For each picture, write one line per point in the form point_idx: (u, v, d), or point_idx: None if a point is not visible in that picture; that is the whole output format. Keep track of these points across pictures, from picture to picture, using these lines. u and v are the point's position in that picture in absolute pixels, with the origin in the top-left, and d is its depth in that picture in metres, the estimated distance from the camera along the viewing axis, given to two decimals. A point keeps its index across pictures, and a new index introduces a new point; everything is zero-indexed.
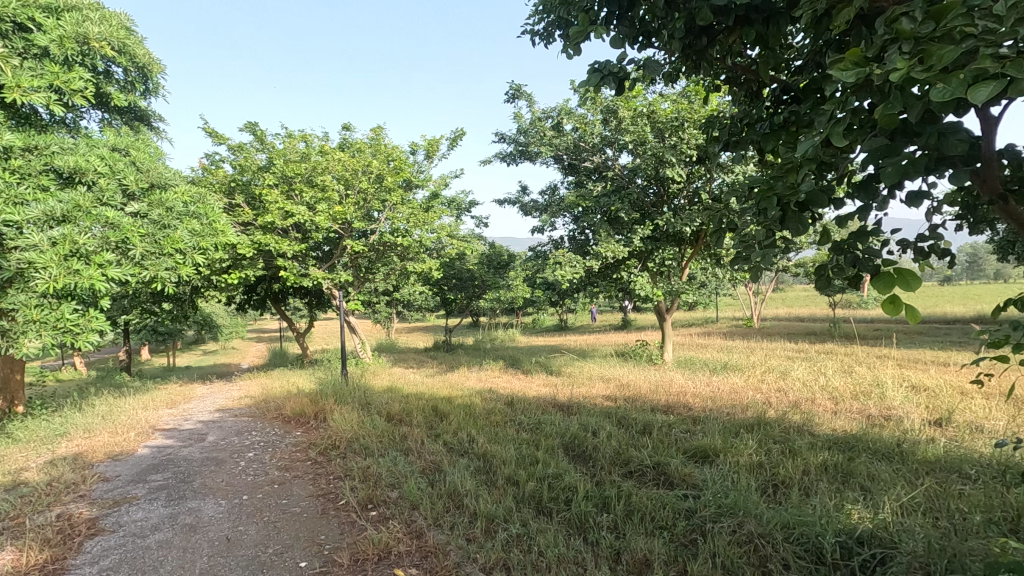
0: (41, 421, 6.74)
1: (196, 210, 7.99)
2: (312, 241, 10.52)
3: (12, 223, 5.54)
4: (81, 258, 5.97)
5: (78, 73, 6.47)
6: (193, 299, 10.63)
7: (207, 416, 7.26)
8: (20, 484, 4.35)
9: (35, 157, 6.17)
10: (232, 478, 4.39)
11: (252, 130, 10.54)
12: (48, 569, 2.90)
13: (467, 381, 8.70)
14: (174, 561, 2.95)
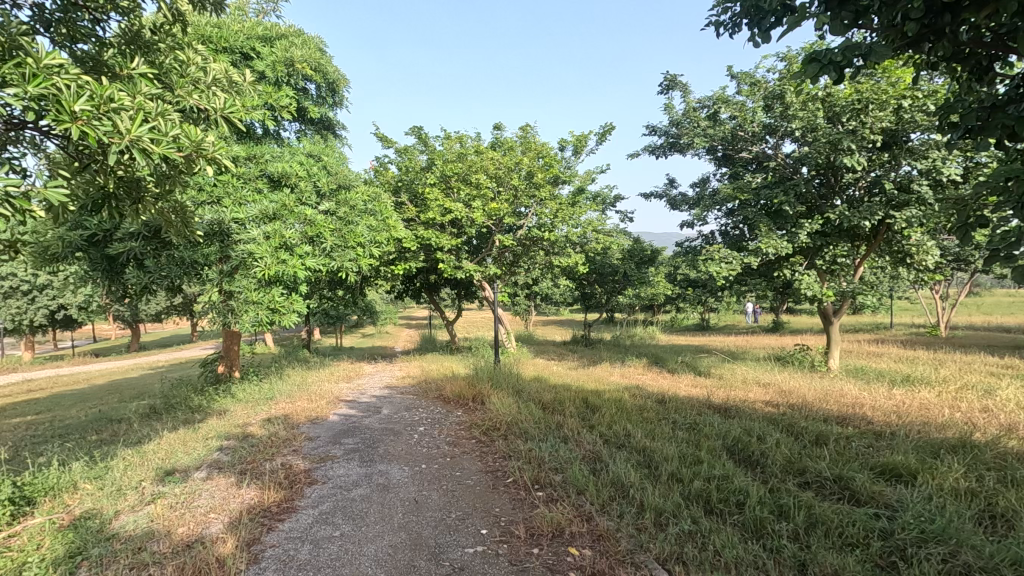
0: (253, 387, 8.06)
1: (373, 208, 8.93)
2: (465, 235, 11.21)
3: (238, 220, 6.70)
4: (287, 250, 6.99)
5: (285, 91, 7.57)
6: (363, 287, 11.92)
7: (379, 392, 8.14)
8: (249, 435, 5.29)
9: (254, 165, 7.39)
10: (410, 448, 4.91)
11: (417, 133, 11.52)
12: (283, 506, 3.52)
13: (611, 377, 8.69)
14: (376, 513, 3.40)
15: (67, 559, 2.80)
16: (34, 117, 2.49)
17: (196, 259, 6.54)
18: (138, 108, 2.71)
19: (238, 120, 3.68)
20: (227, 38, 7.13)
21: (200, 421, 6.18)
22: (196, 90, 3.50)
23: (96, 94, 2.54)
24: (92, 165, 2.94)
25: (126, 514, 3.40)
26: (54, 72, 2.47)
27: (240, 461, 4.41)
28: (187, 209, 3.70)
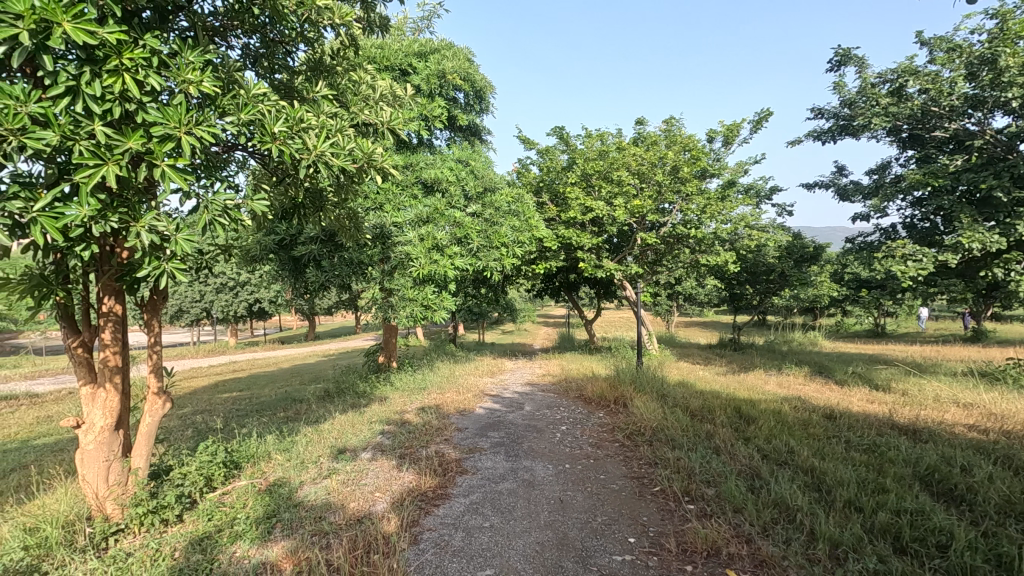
0: (408, 376, 8.74)
1: (517, 209, 9.14)
2: (606, 234, 11.03)
3: (397, 224, 7.31)
4: (439, 251, 7.44)
5: (437, 102, 8.08)
6: (505, 286, 12.32)
7: (521, 388, 8.35)
8: (406, 422, 5.74)
9: (411, 173, 8.00)
10: (553, 446, 4.94)
11: (558, 133, 11.62)
12: (437, 492, 3.74)
13: (766, 385, 7.96)
14: (522, 509, 3.46)
15: (265, 519, 3.25)
16: (244, 140, 2.92)
17: (362, 260, 7.27)
18: (321, 126, 3.06)
19: (400, 131, 4.00)
20: (388, 57, 7.84)
21: (365, 405, 6.86)
22: (367, 107, 3.86)
23: (289, 117, 2.92)
24: (286, 179, 3.37)
25: (309, 485, 3.86)
26: (259, 100, 2.88)
27: (400, 445, 4.80)
28: (358, 215, 4.11)
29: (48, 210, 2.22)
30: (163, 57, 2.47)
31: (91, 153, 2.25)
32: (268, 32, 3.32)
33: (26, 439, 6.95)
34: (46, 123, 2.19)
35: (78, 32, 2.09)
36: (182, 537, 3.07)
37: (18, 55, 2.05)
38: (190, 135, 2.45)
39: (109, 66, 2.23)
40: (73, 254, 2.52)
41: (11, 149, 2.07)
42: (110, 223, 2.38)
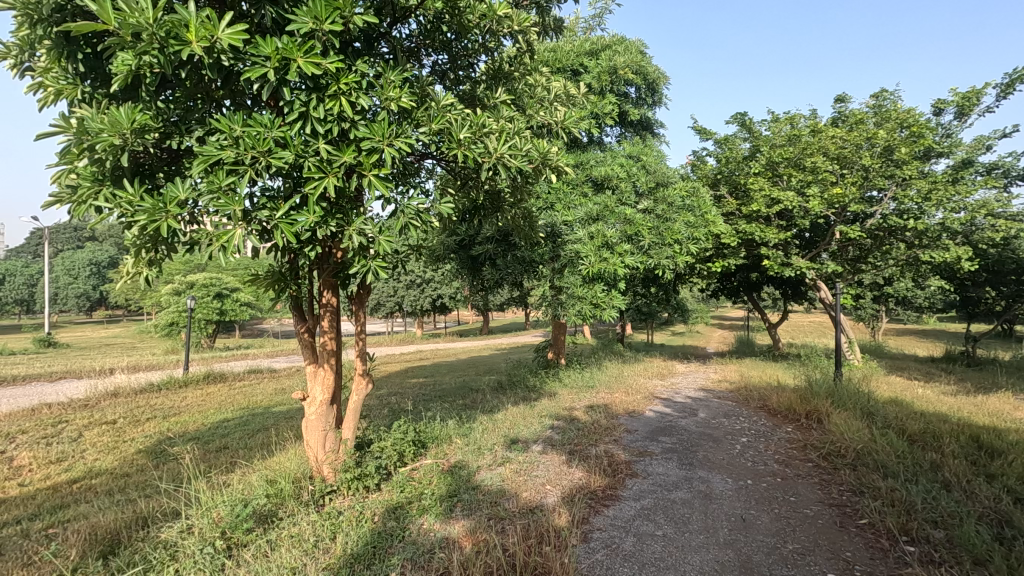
0: (577, 374, 8.82)
1: (692, 204, 8.54)
2: (796, 228, 9.88)
3: (567, 222, 7.44)
4: (608, 249, 7.33)
5: (609, 98, 8.01)
6: (677, 286, 11.72)
7: (694, 393, 7.87)
8: (574, 419, 5.78)
9: (581, 172, 8.06)
10: (733, 459, 4.56)
11: (740, 120, 10.72)
12: (607, 492, 3.69)
13: (1017, 411, 6.40)
14: (699, 522, 3.24)
15: (448, 497, 3.52)
16: (433, 149, 3.18)
17: (534, 258, 7.54)
18: (502, 131, 3.23)
19: (573, 130, 4.04)
20: (560, 59, 8.03)
21: (536, 399, 7.08)
22: (541, 108, 3.99)
23: (474, 124, 3.12)
24: (470, 182, 3.62)
25: (485, 470, 4.10)
26: (448, 110, 3.11)
27: (570, 441, 4.84)
28: (533, 214, 4.25)
29: (286, 217, 2.67)
30: (370, 79, 2.80)
31: (316, 168, 2.64)
32: (454, 47, 3.58)
33: (267, 406, 8.52)
34: (285, 145, 2.63)
35: (308, 65, 2.49)
36: (380, 504, 3.47)
37: (266, 89, 2.50)
38: (391, 146, 2.75)
39: (330, 92, 2.60)
40: (303, 254, 2.99)
41: (261, 169, 2.53)
42: (329, 227, 2.77)
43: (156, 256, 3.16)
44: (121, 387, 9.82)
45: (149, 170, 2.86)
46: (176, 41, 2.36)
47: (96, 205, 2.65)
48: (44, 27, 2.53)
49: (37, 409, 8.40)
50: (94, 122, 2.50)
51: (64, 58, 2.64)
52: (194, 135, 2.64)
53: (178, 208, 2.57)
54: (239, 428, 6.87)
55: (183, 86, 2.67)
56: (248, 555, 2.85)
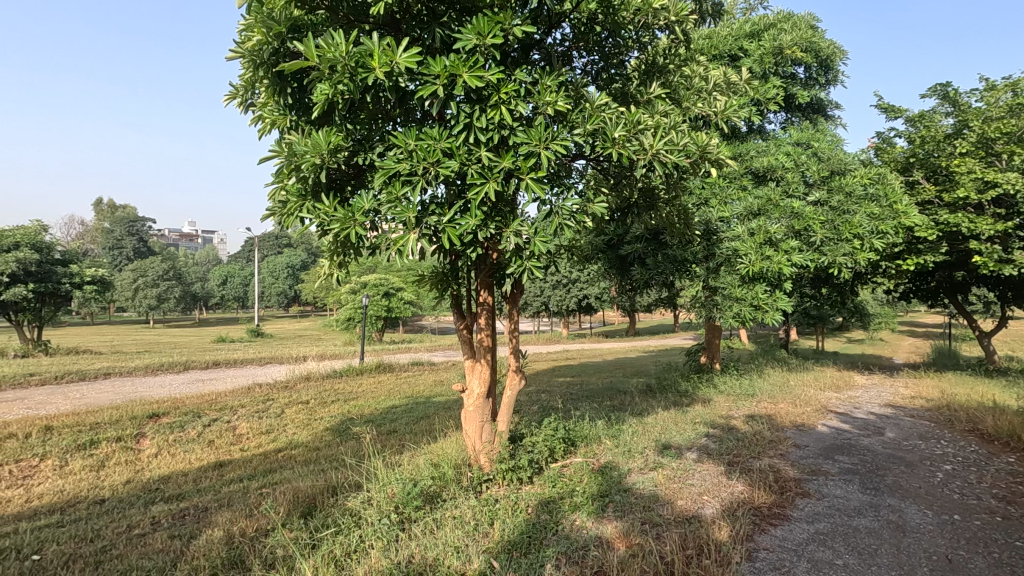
0: (734, 380, 8.23)
1: (876, 192, 7.34)
2: (1019, 216, 8.15)
3: (724, 218, 7.04)
4: (772, 246, 6.74)
5: (772, 82, 7.37)
6: (856, 286, 10.34)
7: (878, 409, 6.89)
8: (733, 428, 5.40)
9: (740, 163, 7.55)
10: (932, 488, 3.92)
11: (940, 92, 9.16)
12: (773, 510, 3.40)
13: None
14: (889, 556, 2.85)
15: (600, 497, 3.52)
16: (587, 149, 3.20)
17: (687, 257, 7.18)
18: (658, 125, 3.14)
19: (735, 119, 3.82)
20: (716, 45, 7.71)
21: (688, 405, 6.75)
22: (699, 99, 3.83)
23: (629, 121, 3.08)
24: (623, 180, 3.57)
25: (636, 474, 4.02)
26: (602, 109, 3.11)
27: (728, 452, 4.55)
28: (689, 210, 4.07)
29: (452, 221, 2.89)
30: (528, 86, 2.92)
31: (478, 174, 2.81)
32: (606, 46, 3.57)
33: (428, 396, 9.27)
34: (452, 155, 2.85)
35: (472, 79, 2.66)
36: (534, 496, 3.59)
37: (436, 104, 2.74)
38: (547, 150, 2.83)
39: (491, 102, 2.76)
40: (466, 255, 3.21)
41: (431, 178, 2.77)
42: (489, 229, 2.94)
43: (344, 258, 3.62)
44: (312, 372, 11.39)
45: (339, 184, 3.29)
46: (363, 70, 2.69)
47: (300, 216, 3.13)
48: (264, 70, 3.06)
49: (252, 388, 10.10)
50: (300, 146, 2.95)
51: (278, 94, 3.16)
52: (376, 151, 2.98)
53: (364, 216, 2.92)
54: (405, 415, 7.58)
55: (367, 109, 3.03)
56: (417, 529, 3.14)
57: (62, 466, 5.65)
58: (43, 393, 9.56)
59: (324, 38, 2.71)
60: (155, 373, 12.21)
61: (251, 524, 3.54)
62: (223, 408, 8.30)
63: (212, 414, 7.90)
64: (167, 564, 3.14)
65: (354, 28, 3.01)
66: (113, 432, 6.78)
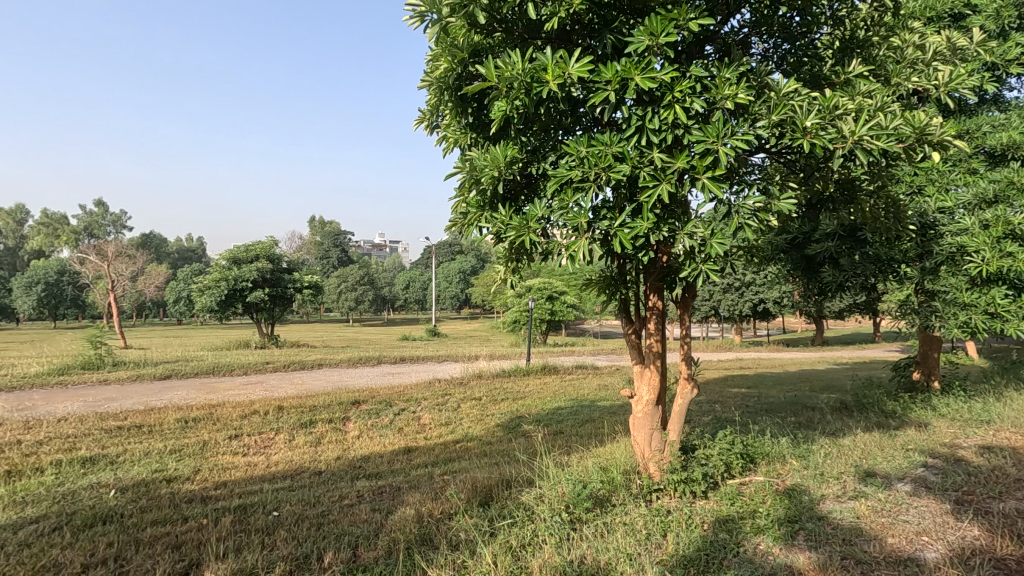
0: (960, 402, 6.85)
1: None
2: None
3: (945, 209, 5.97)
4: (1016, 239, 5.50)
5: (1014, 39, 6.02)
6: None
7: None
8: (961, 459, 4.50)
9: (966, 143, 6.31)
10: None
11: None
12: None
13: None
14: None
15: (787, 522, 3.19)
16: (773, 142, 2.95)
17: (893, 256, 6.12)
18: (861, 108, 2.78)
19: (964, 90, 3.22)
20: (932, 6, 6.54)
21: (896, 428, 5.79)
22: (914, 73, 3.36)
23: (823, 107, 2.77)
24: (816, 172, 3.22)
25: (832, 501, 3.56)
26: (790, 96, 2.85)
27: (955, 488, 3.80)
28: (899, 200, 3.53)
29: (623, 225, 2.87)
30: (705, 82, 2.79)
31: (651, 177, 2.75)
32: (793, 27, 3.26)
33: (593, 399, 9.30)
34: (624, 158, 2.83)
35: (645, 80, 2.63)
36: (710, 513, 3.40)
37: (608, 110, 2.76)
38: (727, 147, 2.67)
39: (665, 102, 2.70)
40: (637, 259, 3.15)
41: (603, 183, 2.78)
42: (662, 232, 2.86)
43: (517, 264, 3.81)
44: (484, 371, 12.16)
45: (514, 194, 3.48)
46: (538, 84, 2.82)
47: (480, 225, 3.37)
48: (449, 94, 3.37)
49: (432, 382, 11.13)
50: (480, 161, 3.18)
51: (460, 114, 3.45)
52: (549, 160, 3.09)
53: (537, 223, 3.04)
54: (571, 417, 7.70)
55: (540, 121, 3.16)
56: (588, 531, 3.18)
57: (291, 440, 6.82)
58: (276, 378, 11.64)
59: (503, 59, 2.89)
60: (355, 365, 14.11)
61: (436, 507, 3.91)
62: (409, 399, 9.29)
63: (401, 405, 8.88)
64: (371, 533, 3.61)
65: (528, 45, 3.17)
66: (327, 414, 8.01)
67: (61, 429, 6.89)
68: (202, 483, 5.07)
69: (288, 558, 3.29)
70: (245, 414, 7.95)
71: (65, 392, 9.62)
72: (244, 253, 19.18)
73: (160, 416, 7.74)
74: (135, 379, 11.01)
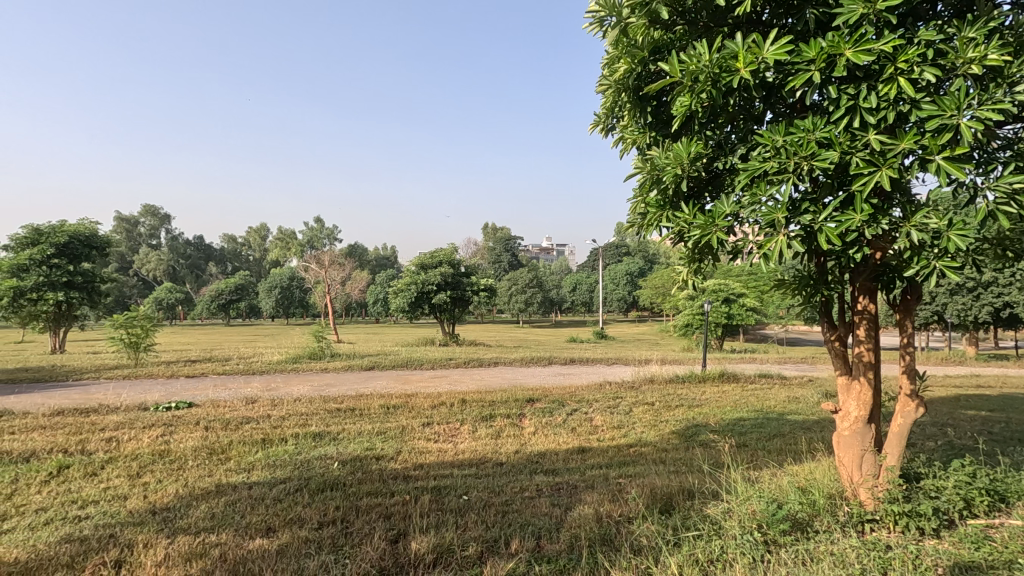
0: None
1: None
2: None
3: None
4: None
5: None
6: None
7: None
8: None
9: None
10: None
11: None
12: None
13: None
14: None
15: None
16: None
17: None
18: None
19: None
20: None
21: None
22: None
23: None
24: None
25: None
26: None
27: None
28: None
29: (829, 218, 2.57)
30: (938, 46, 2.39)
31: (865, 162, 2.43)
32: None
33: (781, 412, 8.45)
34: (831, 144, 2.54)
35: (859, 55, 2.34)
36: (948, 556, 2.86)
37: (811, 92, 2.51)
38: (970, 119, 2.25)
39: (885, 76, 2.37)
40: (846, 256, 2.79)
41: (805, 173, 2.52)
42: (880, 225, 2.50)
43: (699, 264, 3.64)
44: (656, 375, 11.79)
45: (698, 192, 3.32)
46: (727, 73, 2.67)
47: (660, 225, 3.29)
48: (628, 94, 3.35)
49: (603, 384, 11.13)
50: (662, 160, 3.10)
51: (638, 114, 3.40)
52: (739, 153, 2.89)
53: (725, 221, 2.86)
54: (756, 429, 7.09)
55: (727, 112, 2.99)
56: (787, 556, 2.90)
57: (474, 431, 7.37)
58: (458, 374, 12.67)
59: (687, 52, 2.79)
60: (528, 365, 14.71)
61: (615, 508, 3.90)
62: (581, 400, 9.41)
63: (573, 405, 9.05)
64: (553, 526, 3.74)
65: (714, 34, 3.03)
66: (505, 410, 8.49)
67: (297, 407, 8.36)
68: (403, 463, 5.74)
69: (479, 539, 3.57)
70: (434, 404, 8.81)
71: (298, 377, 11.64)
72: (430, 259, 21.23)
73: (368, 401, 8.94)
74: (348, 369, 12.88)
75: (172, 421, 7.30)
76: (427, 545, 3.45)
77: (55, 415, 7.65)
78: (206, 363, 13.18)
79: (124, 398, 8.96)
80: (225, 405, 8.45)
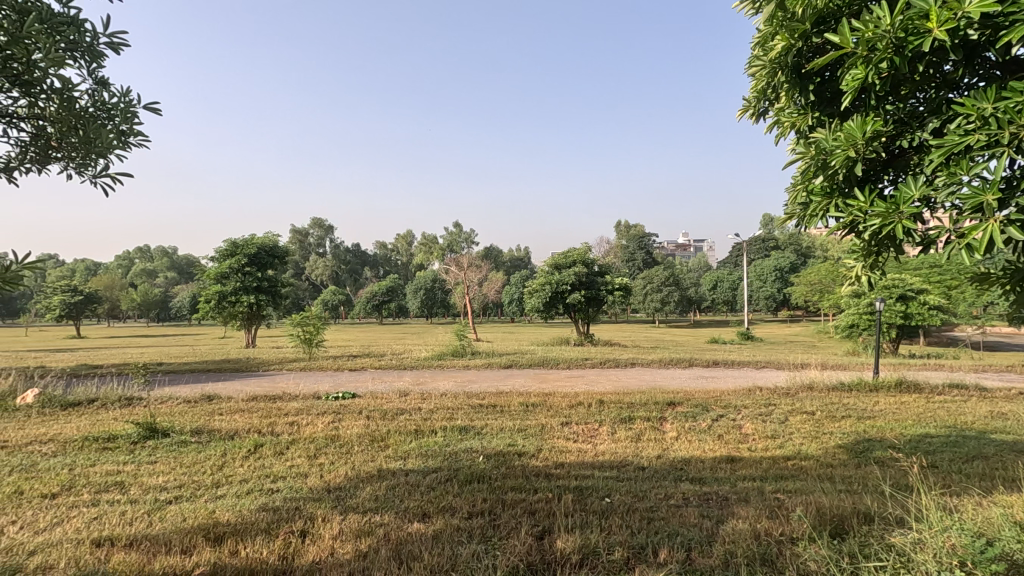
0: None
1: None
2: None
3: None
4: None
5: None
6: None
7: None
8: None
9: None
10: None
11: None
12: None
13: None
14: None
15: None
16: None
17: None
18: None
19: None
20: None
21: None
22: None
23: None
24: None
25: None
26: None
27: None
28: None
29: None
30: None
31: None
32: None
33: (981, 430, 7.14)
34: None
35: None
36: None
37: None
38: None
39: None
40: None
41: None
42: None
43: (875, 258, 3.20)
44: (815, 382, 10.62)
45: (874, 176, 2.92)
46: (915, 36, 2.30)
47: (827, 215, 2.94)
48: (787, 72, 3.05)
49: (753, 390, 10.31)
50: (829, 142, 2.77)
51: (799, 94, 3.09)
52: (930, 127, 2.48)
53: (912, 207, 2.47)
54: (949, 448, 6.06)
55: (914, 80, 2.58)
56: None
57: (613, 433, 7.26)
58: (594, 374, 12.57)
59: (862, 17, 2.46)
60: (667, 367, 14.13)
61: (775, 526, 3.58)
62: (729, 405, 8.80)
63: (719, 410, 8.51)
64: (705, 539, 3.54)
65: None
66: (645, 413, 8.24)
67: (444, 402, 8.91)
68: (544, 461, 5.84)
69: (625, 544, 3.50)
70: (572, 404, 8.83)
71: (444, 374, 12.40)
72: (563, 259, 21.36)
73: (508, 398, 9.24)
74: (487, 367, 13.43)
75: (340, 409, 8.20)
76: (573, 545, 3.46)
77: (251, 400, 9.02)
78: (365, 358, 14.61)
79: (301, 387, 10.27)
80: (382, 397, 9.29)
